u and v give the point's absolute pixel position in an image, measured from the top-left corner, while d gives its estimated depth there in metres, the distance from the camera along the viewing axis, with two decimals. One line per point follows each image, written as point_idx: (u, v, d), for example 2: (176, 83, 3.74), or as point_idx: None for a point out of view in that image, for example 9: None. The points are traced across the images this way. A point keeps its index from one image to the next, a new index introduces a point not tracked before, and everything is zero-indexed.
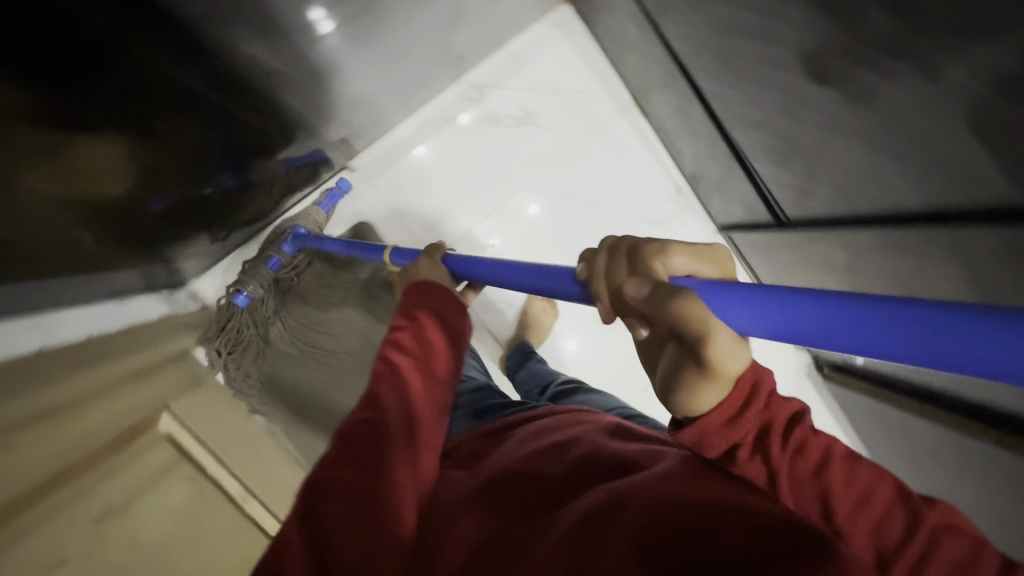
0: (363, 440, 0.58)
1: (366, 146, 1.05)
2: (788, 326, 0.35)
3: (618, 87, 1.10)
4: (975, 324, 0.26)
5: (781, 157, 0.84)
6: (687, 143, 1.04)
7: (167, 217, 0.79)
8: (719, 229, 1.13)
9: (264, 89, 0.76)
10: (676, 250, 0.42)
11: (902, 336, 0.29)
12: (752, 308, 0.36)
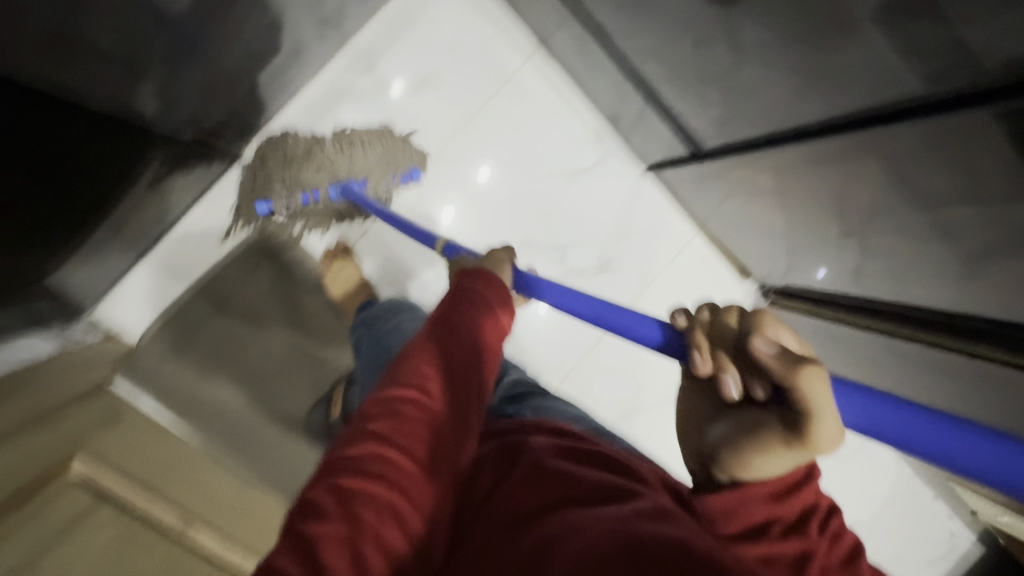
0: (407, 418, 0.50)
1: (258, 135, 0.96)
2: (891, 429, 0.39)
3: (518, 33, 1.03)
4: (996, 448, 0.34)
5: (689, 83, 0.80)
6: (595, 85, 0.99)
7: (50, 235, 0.71)
8: (646, 172, 1.09)
9: (131, 76, 0.67)
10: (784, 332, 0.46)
11: (993, 456, 0.34)
12: (859, 400, 0.41)
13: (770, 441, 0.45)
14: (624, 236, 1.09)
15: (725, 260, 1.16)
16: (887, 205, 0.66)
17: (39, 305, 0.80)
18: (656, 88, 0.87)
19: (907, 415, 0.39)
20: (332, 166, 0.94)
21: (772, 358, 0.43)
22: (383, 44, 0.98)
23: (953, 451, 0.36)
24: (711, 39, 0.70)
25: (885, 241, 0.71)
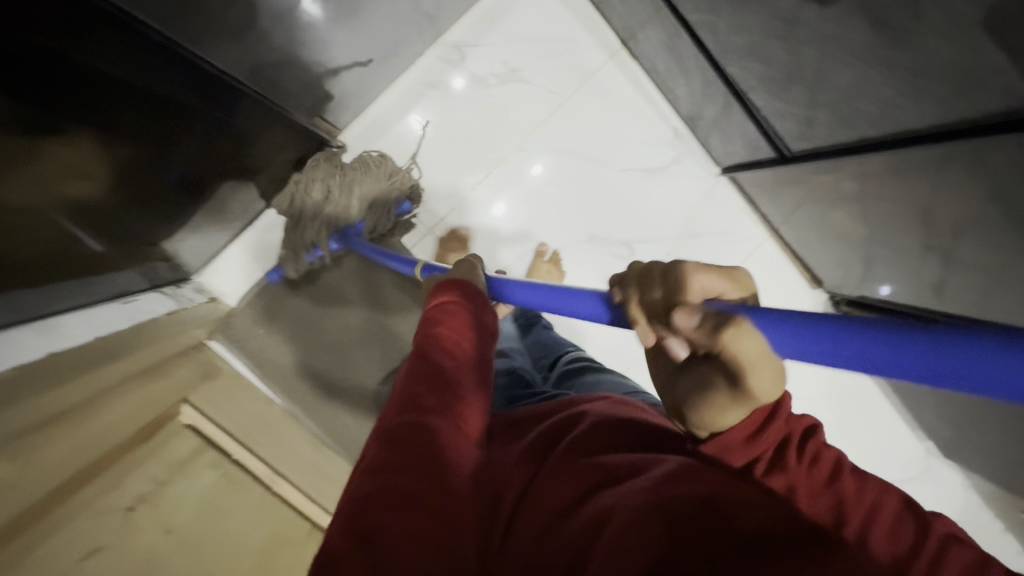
0: (413, 435, 0.50)
1: (354, 121, 1.02)
2: (835, 351, 0.36)
3: (605, 31, 1.05)
4: (961, 353, 0.30)
5: (780, 84, 0.80)
6: (678, 83, 0.99)
7: (162, 197, 0.78)
8: (722, 173, 1.08)
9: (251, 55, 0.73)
10: (701, 272, 0.45)
11: (957, 356, 0.30)
12: (787, 334, 0.38)
13: (712, 393, 0.46)
14: (695, 236, 1.09)
15: (796, 267, 1.14)
16: (979, 219, 0.64)
17: (157, 267, 0.89)
18: (744, 89, 0.87)
19: (849, 331, 0.35)
20: (331, 218, 0.94)
21: (694, 329, 0.41)
22: (474, 39, 1.03)
23: (904, 359, 0.32)
24: (808, 43, 0.70)
25: (974, 255, 0.69)
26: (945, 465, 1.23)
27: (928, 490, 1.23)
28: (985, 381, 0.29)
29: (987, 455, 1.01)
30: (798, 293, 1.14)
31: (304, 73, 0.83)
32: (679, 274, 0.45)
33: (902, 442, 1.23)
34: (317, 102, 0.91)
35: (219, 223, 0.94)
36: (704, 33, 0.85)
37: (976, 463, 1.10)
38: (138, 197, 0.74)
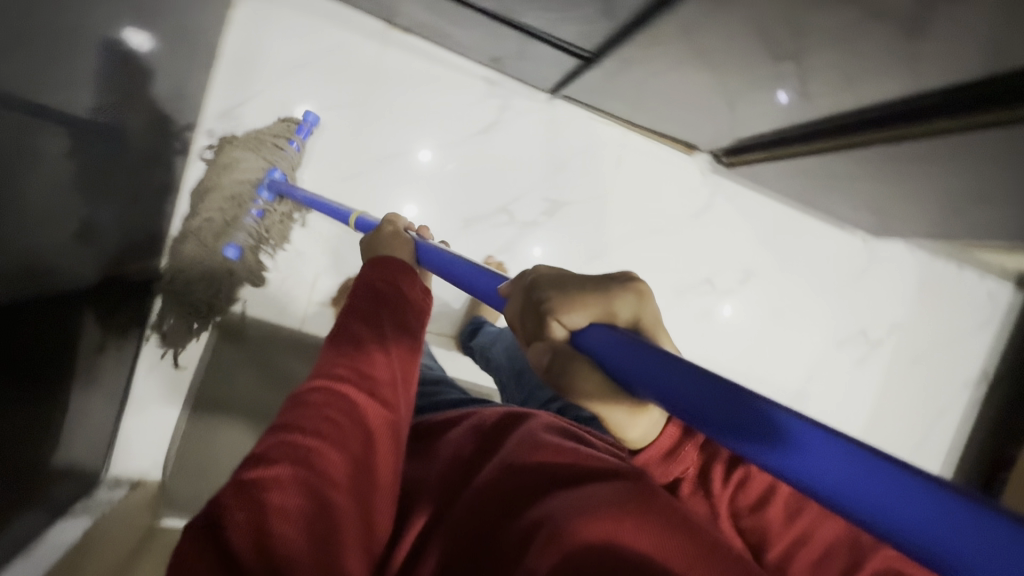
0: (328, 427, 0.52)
1: (165, 241, 0.89)
2: (715, 403, 0.32)
3: (364, 17, 0.93)
4: (909, 496, 0.25)
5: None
6: (466, 35, 0.90)
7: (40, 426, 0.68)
8: (552, 95, 1.02)
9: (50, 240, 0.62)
10: (567, 306, 0.41)
11: (855, 462, 0.27)
12: (680, 383, 0.34)
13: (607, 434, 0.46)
14: (561, 166, 1.05)
15: (666, 143, 1.11)
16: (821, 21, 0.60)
17: (58, 492, 0.78)
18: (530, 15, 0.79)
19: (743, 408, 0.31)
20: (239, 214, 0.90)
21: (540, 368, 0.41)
22: (236, 90, 0.89)
23: (787, 450, 0.29)
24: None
25: (832, 54, 0.65)
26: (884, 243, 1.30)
27: (876, 270, 1.32)
28: (880, 502, 0.26)
29: (894, 219, 1.08)
30: (678, 166, 1.13)
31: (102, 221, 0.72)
32: (559, 298, 0.42)
33: (843, 243, 1.28)
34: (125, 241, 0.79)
35: (97, 412, 0.83)
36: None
37: (905, 231, 1.15)
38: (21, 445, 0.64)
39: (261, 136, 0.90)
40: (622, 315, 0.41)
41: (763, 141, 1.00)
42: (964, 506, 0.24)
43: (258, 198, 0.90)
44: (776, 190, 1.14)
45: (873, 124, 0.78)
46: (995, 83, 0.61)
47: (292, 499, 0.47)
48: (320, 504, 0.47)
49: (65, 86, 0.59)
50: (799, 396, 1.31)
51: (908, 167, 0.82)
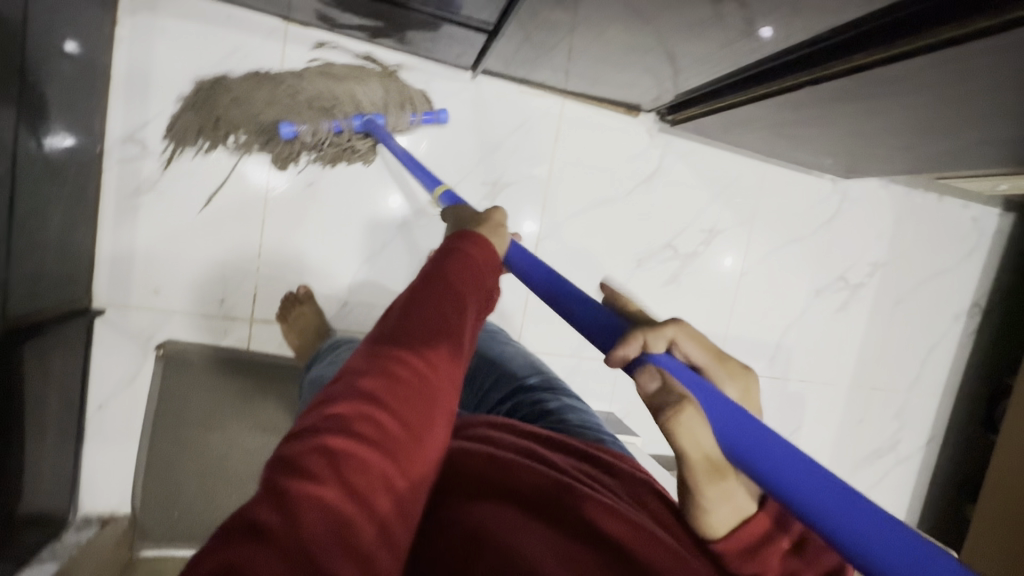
0: (395, 391, 0.38)
1: (93, 277, 0.87)
2: (736, 429, 0.36)
3: (260, 17, 0.87)
4: (878, 516, 0.30)
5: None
6: (369, 23, 0.84)
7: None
8: (474, 73, 0.97)
9: None
10: (688, 336, 0.44)
11: (835, 490, 0.31)
12: (731, 413, 0.36)
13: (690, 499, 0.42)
14: (496, 147, 1.00)
15: (605, 107, 1.06)
16: None
17: (22, 540, 0.79)
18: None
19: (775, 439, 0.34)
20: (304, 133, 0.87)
21: (648, 390, 0.39)
22: (137, 112, 0.85)
23: (802, 480, 0.32)
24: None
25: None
26: (855, 183, 1.24)
27: (849, 212, 1.26)
28: (858, 532, 0.30)
29: (854, 155, 1.01)
30: (621, 129, 1.07)
31: (25, 267, 0.71)
32: (663, 328, 0.43)
33: (810, 188, 1.22)
34: (51, 286, 0.78)
35: (52, 458, 0.83)
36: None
37: (872, 169, 1.09)
38: None
39: (359, 100, 0.90)
40: (731, 384, 0.43)
41: (702, 92, 0.93)
42: (904, 533, 0.29)
43: (296, 125, 0.86)
44: (730, 142, 1.08)
45: (801, 65, 0.74)
46: (912, 13, 0.57)
47: (351, 490, 0.32)
48: (372, 508, 0.33)
49: None
50: (780, 350, 1.27)
51: (854, 98, 0.76)
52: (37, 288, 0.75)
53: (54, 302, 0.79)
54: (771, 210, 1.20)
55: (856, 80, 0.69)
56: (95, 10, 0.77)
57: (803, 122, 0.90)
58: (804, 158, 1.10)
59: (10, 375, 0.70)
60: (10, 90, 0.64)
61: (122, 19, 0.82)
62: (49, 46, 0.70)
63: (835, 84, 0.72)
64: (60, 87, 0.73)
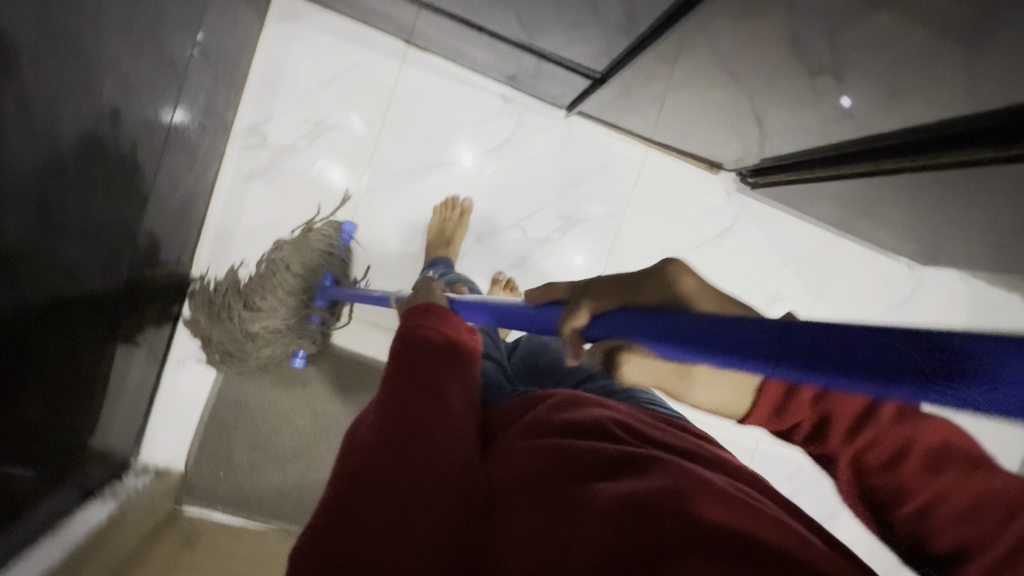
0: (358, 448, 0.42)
1: (196, 247, 0.96)
2: (692, 339, 0.33)
3: (385, 37, 0.96)
4: (865, 339, 0.26)
5: (568, 12, 0.72)
6: (482, 53, 0.91)
7: (80, 410, 0.76)
8: (568, 113, 1.02)
9: (113, 248, 0.71)
10: (594, 298, 0.42)
11: (806, 342, 0.28)
12: (669, 328, 0.35)
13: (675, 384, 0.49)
14: (576, 183, 1.05)
15: (688, 161, 1.08)
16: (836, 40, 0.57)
17: (91, 471, 0.85)
18: (543, 36, 0.79)
19: (732, 346, 0.31)
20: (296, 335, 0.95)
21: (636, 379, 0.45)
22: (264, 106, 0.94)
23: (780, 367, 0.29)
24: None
25: (854, 73, 0.62)
26: (933, 272, 1.20)
27: (922, 300, 1.22)
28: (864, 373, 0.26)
29: (935, 244, 0.99)
30: (700, 183, 1.09)
31: (151, 228, 0.80)
32: (569, 308, 0.43)
33: (883, 269, 1.20)
34: (167, 248, 0.86)
35: (131, 402, 0.91)
36: (474, 6, 0.76)
37: (955, 261, 1.06)
38: (64, 425, 0.72)
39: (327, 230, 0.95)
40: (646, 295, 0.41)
41: (789, 162, 0.95)
42: (889, 337, 0.25)
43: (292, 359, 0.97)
44: (808, 213, 1.08)
45: (890, 152, 0.76)
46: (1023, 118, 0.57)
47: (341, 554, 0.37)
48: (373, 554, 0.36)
49: (140, 116, 0.68)
50: None
51: (944, 192, 0.75)
52: (155, 249, 0.83)
53: (165, 260, 0.87)
54: (839, 286, 1.18)
55: (951, 175, 0.69)
56: (250, 15, 0.87)
57: (888, 205, 0.90)
58: (883, 239, 1.08)
59: (115, 322, 0.77)
60: (176, 78, 0.73)
61: (268, 25, 0.92)
62: (211, 44, 0.79)
63: (928, 176, 0.73)
64: (213, 78, 0.83)
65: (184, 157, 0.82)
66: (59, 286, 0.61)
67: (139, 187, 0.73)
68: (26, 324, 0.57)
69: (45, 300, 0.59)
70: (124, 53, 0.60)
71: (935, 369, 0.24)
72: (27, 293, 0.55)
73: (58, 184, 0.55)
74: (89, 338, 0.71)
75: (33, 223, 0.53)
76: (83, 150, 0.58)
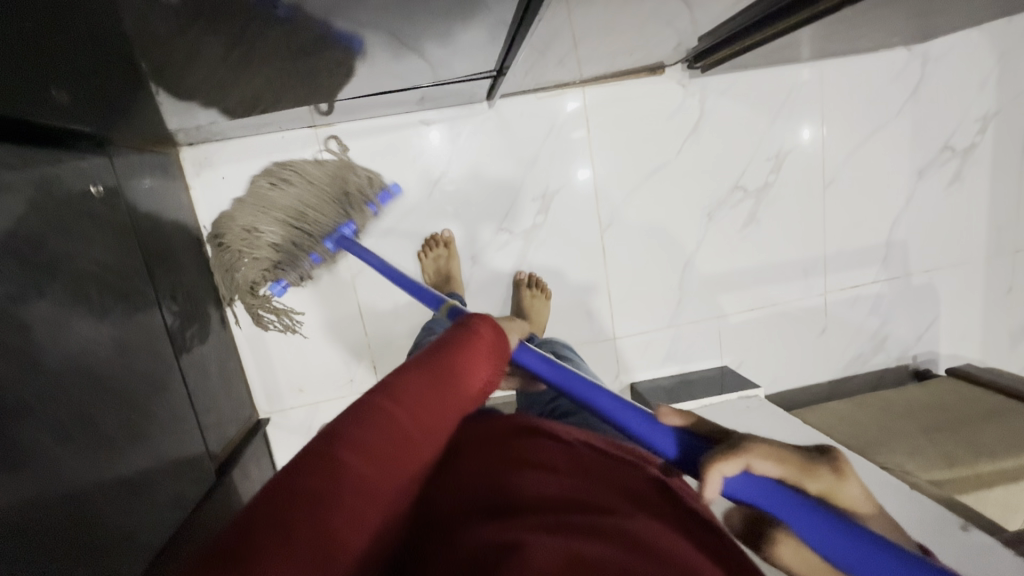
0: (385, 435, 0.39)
1: (252, 394, 1.03)
2: (792, 517, 0.38)
3: (293, 131, 0.95)
4: None
5: (433, 40, 0.68)
6: (381, 99, 0.88)
7: None
8: (491, 100, 0.98)
9: (187, 451, 0.80)
10: (762, 453, 0.39)
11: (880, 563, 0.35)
12: (805, 527, 0.38)
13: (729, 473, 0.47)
14: (534, 160, 1.01)
15: (629, 77, 1.01)
16: None
17: None
18: (426, 63, 0.76)
19: (808, 520, 0.37)
20: (302, 245, 0.92)
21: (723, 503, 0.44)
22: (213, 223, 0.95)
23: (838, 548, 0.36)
24: (397, 21, 0.59)
25: None
26: (936, 39, 1.07)
27: (936, 73, 1.10)
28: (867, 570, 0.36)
29: (921, 21, 0.89)
30: (650, 92, 1.02)
31: (206, 411, 0.87)
32: (731, 449, 0.40)
33: (881, 64, 1.08)
34: (229, 414, 0.95)
35: None
36: (351, 77, 0.74)
37: (956, 23, 0.94)
38: None
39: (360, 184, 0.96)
40: (814, 486, 0.39)
41: (727, 29, 0.87)
42: None
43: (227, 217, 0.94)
44: (772, 60, 0.99)
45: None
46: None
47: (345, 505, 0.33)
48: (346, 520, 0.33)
49: (140, 341, 0.74)
50: (893, 248, 1.17)
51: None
52: (221, 423, 0.91)
53: (234, 423, 0.96)
54: (840, 109, 1.09)
55: None
56: (172, 186, 0.89)
57: (848, 21, 0.81)
58: (865, 43, 0.97)
59: (229, 497, 0.87)
60: (147, 290, 0.78)
61: (192, 182, 0.94)
62: (157, 238, 0.83)
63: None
64: (178, 262, 0.87)
65: (196, 339, 0.88)
66: (162, 514, 0.70)
67: (175, 391, 0.80)
68: (162, 556, 0.68)
69: (155, 532, 0.68)
70: (92, 318, 0.65)
71: (892, 561, 0.35)
72: (135, 540, 0.64)
73: (107, 448, 0.62)
74: (212, 526, 0.81)
75: (106, 491, 0.61)
76: (116, 412, 0.65)
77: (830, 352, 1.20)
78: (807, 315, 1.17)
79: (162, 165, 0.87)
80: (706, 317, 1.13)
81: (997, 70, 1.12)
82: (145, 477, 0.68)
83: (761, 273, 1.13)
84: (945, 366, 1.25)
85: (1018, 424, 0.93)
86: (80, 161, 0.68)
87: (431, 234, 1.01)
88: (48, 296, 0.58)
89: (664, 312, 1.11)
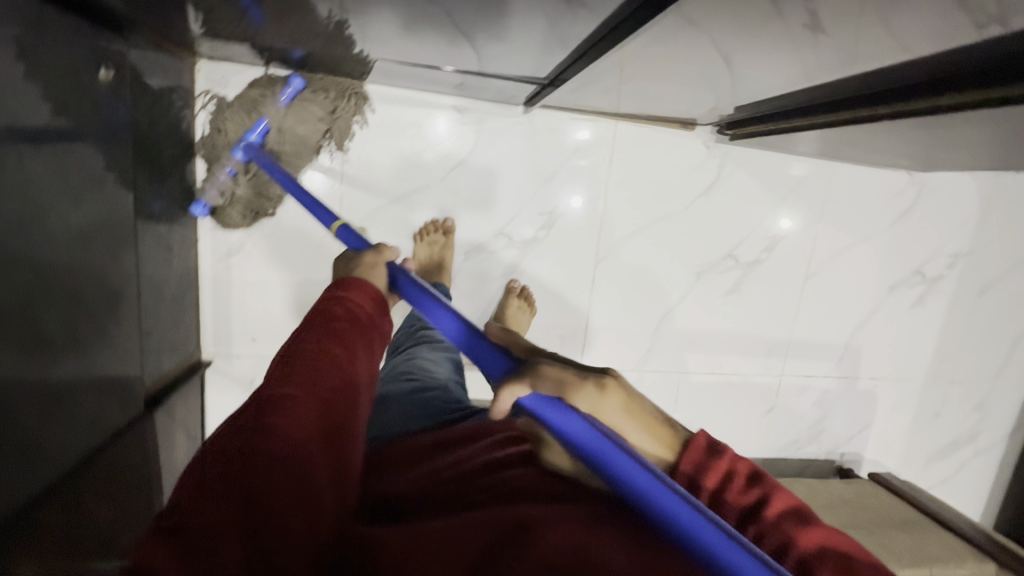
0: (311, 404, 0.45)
1: (199, 331, 0.97)
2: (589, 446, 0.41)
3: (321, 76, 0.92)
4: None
5: (497, 36, 0.68)
6: (423, 73, 0.85)
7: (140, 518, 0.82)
8: (526, 107, 0.98)
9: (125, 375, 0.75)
10: (542, 375, 0.45)
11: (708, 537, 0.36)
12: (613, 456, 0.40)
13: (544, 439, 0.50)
14: (550, 176, 1.02)
15: (660, 124, 1.04)
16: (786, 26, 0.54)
17: None
18: (479, 55, 0.76)
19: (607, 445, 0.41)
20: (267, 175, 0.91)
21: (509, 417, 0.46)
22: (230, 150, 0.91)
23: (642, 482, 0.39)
24: (468, 3, 0.58)
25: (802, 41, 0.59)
26: (935, 173, 1.16)
27: (928, 203, 1.19)
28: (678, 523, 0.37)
29: (926, 154, 0.96)
30: (676, 144, 1.05)
31: (152, 336, 0.82)
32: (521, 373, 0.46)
33: (882, 181, 1.16)
34: (173, 346, 0.89)
35: None
36: (404, 44, 0.73)
37: (956, 165, 1.02)
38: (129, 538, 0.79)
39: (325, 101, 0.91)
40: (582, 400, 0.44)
41: (760, 108, 0.91)
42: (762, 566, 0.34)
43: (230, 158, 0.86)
44: (792, 148, 1.04)
45: None
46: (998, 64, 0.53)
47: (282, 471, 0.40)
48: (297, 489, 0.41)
49: (107, 250, 0.69)
50: (850, 349, 1.24)
51: (919, 124, 0.73)
52: (164, 354, 0.86)
53: (175, 355, 0.90)
54: (838, 210, 1.15)
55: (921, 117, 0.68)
56: (179, 96, 0.84)
57: (867, 134, 0.87)
58: (877, 157, 1.04)
59: (152, 432, 0.82)
60: (127, 195, 0.73)
61: (200, 96, 0.88)
62: (150, 143, 0.77)
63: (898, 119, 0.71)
64: (164, 174, 0.82)
65: (160, 263, 0.83)
66: (84, 436, 0.66)
67: (127, 308, 0.75)
68: (75, 478, 0.64)
69: (74, 451, 0.64)
70: (65, 208, 0.60)
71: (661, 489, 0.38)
72: (50, 456, 0.60)
73: (46, 353, 0.58)
74: (131, 457, 0.76)
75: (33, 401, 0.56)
76: (59, 313, 0.60)
77: (771, 431, 1.25)
78: (759, 391, 1.22)
79: (176, 71, 0.82)
80: (669, 370, 1.16)
81: (977, 216, 1.21)
82: (77, 393, 0.64)
83: (729, 342, 1.17)
84: (867, 469, 1.33)
85: (918, 539, 1.00)
86: (94, 34, 0.63)
87: (432, 219, 0.99)
88: (19, 168, 0.53)
89: (632, 354, 1.13)
